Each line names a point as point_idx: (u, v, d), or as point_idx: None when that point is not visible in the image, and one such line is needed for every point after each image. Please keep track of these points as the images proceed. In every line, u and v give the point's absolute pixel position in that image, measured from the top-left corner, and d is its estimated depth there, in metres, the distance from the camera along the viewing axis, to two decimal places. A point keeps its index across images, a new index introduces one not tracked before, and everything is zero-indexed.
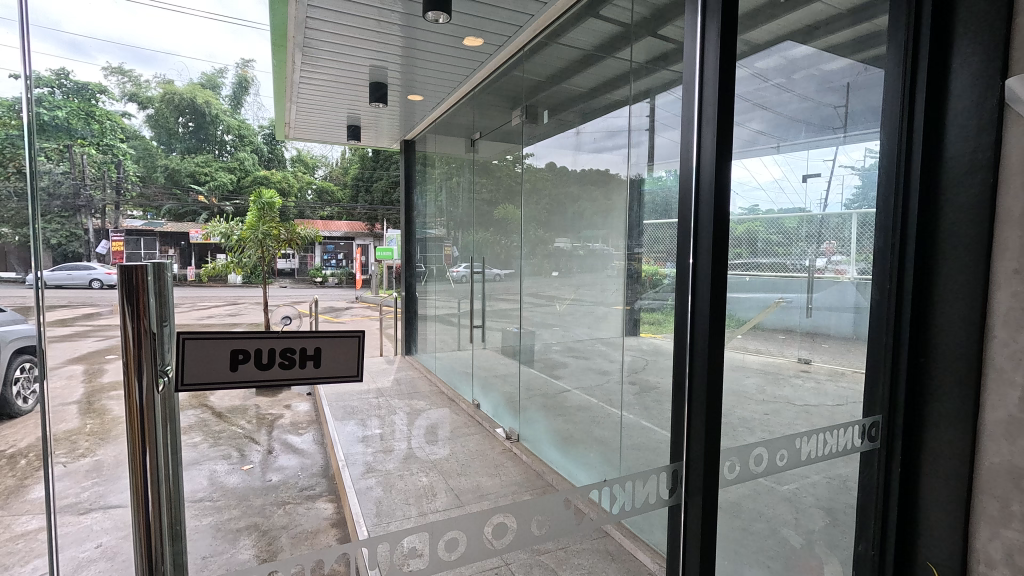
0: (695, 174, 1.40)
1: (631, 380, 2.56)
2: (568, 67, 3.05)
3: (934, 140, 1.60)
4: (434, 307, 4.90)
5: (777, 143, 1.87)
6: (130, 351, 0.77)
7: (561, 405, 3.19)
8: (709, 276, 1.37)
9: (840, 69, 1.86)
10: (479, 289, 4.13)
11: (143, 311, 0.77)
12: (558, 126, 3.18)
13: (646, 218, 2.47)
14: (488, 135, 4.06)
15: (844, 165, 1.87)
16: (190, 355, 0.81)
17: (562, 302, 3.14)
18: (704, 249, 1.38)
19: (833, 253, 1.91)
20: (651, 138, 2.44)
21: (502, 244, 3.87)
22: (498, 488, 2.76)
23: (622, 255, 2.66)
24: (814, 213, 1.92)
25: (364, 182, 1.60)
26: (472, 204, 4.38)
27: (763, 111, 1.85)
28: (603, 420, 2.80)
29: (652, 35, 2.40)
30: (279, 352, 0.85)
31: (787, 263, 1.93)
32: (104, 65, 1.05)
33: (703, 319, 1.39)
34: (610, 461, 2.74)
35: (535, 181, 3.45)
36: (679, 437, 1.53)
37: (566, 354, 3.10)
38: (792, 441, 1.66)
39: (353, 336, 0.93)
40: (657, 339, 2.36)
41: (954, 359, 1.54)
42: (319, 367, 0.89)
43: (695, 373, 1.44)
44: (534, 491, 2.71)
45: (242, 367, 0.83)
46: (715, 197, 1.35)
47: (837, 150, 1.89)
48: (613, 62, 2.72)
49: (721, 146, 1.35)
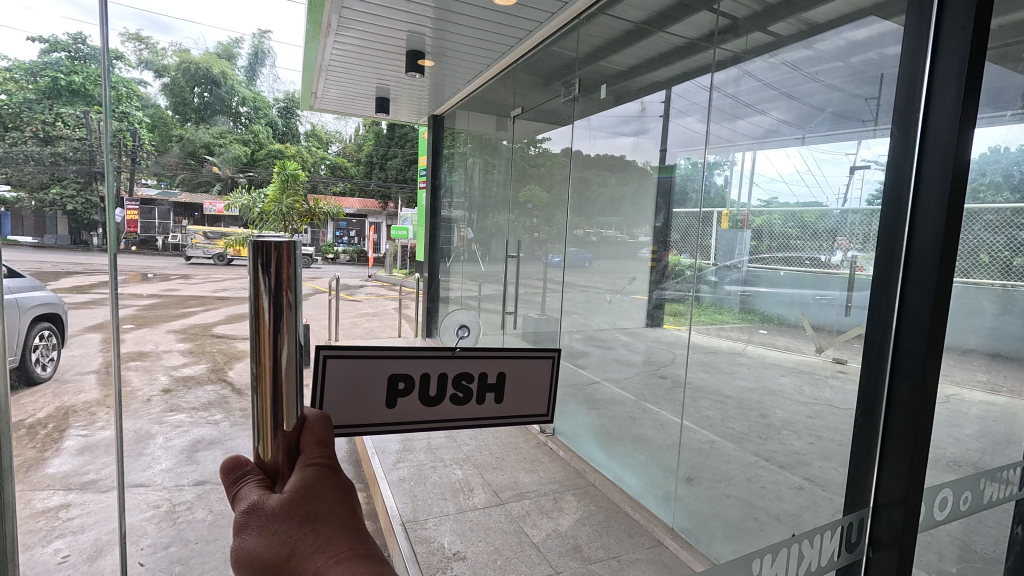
0: (920, 148, 1.20)
1: (660, 373, 2.44)
2: (613, 42, 2.75)
3: None
4: (460, 291, 4.81)
5: (802, 134, 1.83)
6: (264, 324, 0.51)
7: (593, 400, 2.90)
8: (934, 271, 1.16)
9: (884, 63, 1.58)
10: (513, 272, 3.73)
11: (288, 286, 0.52)
12: (593, 107, 2.96)
13: (674, 208, 2.35)
14: (526, 112, 3.67)
15: (866, 160, 1.63)
16: (331, 377, 0.63)
17: (610, 291, 2.82)
18: (929, 235, 1.17)
19: (849, 248, 1.70)
20: (665, 125, 2.43)
21: (523, 224, 3.69)
22: (536, 485, 2.45)
23: (650, 243, 2.52)
24: (832, 209, 1.75)
25: (373, 159, 1.82)
26: (506, 185, 3.97)
27: (788, 101, 1.87)
28: (642, 416, 2.54)
29: (707, 10, 2.16)
30: (452, 380, 0.74)
31: (805, 257, 1.85)
32: (122, 30, 0.96)
33: (923, 319, 1.19)
34: (662, 463, 2.40)
35: (582, 170, 3.07)
36: (861, 463, 1.36)
37: (588, 343, 3.00)
38: (978, 482, 1.37)
39: (545, 357, 0.82)
40: (680, 331, 2.30)
41: None
42: (501, 401, 0.80)
43: (898, 387, 1.25)
44: (575, 491, 2.45)
45: (401, 401, 0.70)
46: (954, 173, 1.13)
47: (860, 144, 1.65)
48: (663, 38, 2.44)
49: (966, 112, 1.13)
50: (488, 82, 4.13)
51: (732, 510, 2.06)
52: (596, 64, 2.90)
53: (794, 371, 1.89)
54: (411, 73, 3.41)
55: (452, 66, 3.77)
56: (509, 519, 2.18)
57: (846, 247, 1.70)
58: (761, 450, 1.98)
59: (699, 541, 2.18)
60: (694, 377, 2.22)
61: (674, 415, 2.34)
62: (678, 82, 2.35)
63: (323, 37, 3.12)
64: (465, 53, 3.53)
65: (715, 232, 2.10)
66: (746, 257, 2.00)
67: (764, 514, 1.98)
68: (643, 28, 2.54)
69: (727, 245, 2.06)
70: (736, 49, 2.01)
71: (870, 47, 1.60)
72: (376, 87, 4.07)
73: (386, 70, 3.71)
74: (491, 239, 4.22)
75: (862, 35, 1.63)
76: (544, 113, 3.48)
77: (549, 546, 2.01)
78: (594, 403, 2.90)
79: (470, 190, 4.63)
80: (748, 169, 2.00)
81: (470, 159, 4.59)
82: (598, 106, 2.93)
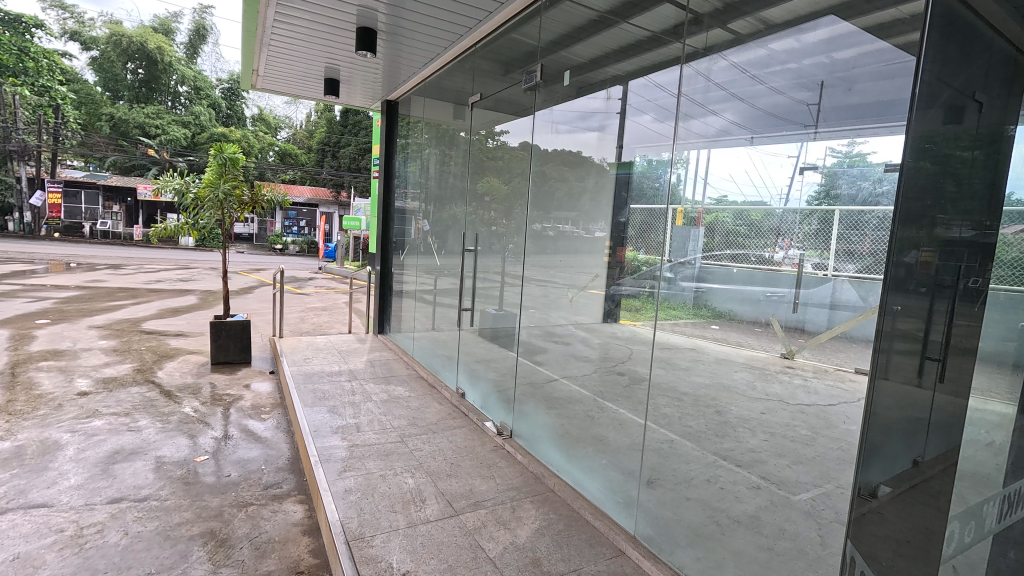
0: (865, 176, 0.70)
1: (619, 370, 2.40)
2: (573, 33, 2.73)
3: (948, 107, 1.03)
4: (415, 285, 4.71)
5: (751, 134, 1.80)
6: None
7: (549, 397, 2.85)
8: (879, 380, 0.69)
9: (817, 65, 1.60)
10: (471, 265, 3.72)
11: None
12: (548, 98, 2.97)
13: (631, 204, 2.40)
14: (484, 99, 3.59)
15: (807, 164, 1.60)
16: None
17: (572, 290, 2.78)
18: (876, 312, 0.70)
19: (792, 247, 1.66)
20: (622, 121, 2.48)
21: (480, 216, 3.63)
22: (493, 493, 2.49)
23: (607, 238, 2.56)
24: (775, 208, 1.71)
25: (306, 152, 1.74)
26: (461, 178, 3.89)
27: (737, 102, 1.85)
28: (600, 416, 2.46)
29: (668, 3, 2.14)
30: None
31: (750, 255, 1.80)
32: None
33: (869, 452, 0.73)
34: (623, 469, 2.32)
35: (545, 167, 3.02)
36: None
37: (545, 339, 2.94)
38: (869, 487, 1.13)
39: None
40: (636, 325, 2.33)
41: (904, 406, 1.08)
42: None
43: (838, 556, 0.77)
44: (534, 499, 2.47)
45: None
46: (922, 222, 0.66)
47: (802, 147, 1.63)
48: (627, 30, 2.41)
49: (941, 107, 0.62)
50: (446, 66, 4.09)
51: (693, 512, 2.01)
52: (558, 52, 2.85)
53: (746, 367, 1.88)
54: (361, 52, 3.41)
55: (408, 47, 3.74)
56: (464, 532, 2.14)
57: (788, 246, 1.67)
58: (719, 449, 1.93)
59: (662, 550, 2.09)
60: (653, 375, 2.20)
61: (635, 414, 2.29)
62: (638, 76, 2.36)
63: (263, 6, 3.11)
64: (420, 35, 3.48)
65: (670, 230, 2.11)
66: (699, 255, 1.98)
67: (724, 517, 1.91)
68: (607, 17, 2.52)
69: (680, 243, 2.07)
70: (700, 45, 2.00)
71: (823, 49, 1.60)
72: (326, 64, 4.15)
73: (338, 47, 3.75)
74: (446, 231, 4.14)
75: (821, 35, 1.62)
76: (506, 103, 3.36)
77: (506, 561, 1.97)
78: (553, 403, 2.82)
79: (427, 181, 4.49)
80: (703, 168, 1.97)
81: (426, 150, 4.49)
82: (559, 97, 2.89)
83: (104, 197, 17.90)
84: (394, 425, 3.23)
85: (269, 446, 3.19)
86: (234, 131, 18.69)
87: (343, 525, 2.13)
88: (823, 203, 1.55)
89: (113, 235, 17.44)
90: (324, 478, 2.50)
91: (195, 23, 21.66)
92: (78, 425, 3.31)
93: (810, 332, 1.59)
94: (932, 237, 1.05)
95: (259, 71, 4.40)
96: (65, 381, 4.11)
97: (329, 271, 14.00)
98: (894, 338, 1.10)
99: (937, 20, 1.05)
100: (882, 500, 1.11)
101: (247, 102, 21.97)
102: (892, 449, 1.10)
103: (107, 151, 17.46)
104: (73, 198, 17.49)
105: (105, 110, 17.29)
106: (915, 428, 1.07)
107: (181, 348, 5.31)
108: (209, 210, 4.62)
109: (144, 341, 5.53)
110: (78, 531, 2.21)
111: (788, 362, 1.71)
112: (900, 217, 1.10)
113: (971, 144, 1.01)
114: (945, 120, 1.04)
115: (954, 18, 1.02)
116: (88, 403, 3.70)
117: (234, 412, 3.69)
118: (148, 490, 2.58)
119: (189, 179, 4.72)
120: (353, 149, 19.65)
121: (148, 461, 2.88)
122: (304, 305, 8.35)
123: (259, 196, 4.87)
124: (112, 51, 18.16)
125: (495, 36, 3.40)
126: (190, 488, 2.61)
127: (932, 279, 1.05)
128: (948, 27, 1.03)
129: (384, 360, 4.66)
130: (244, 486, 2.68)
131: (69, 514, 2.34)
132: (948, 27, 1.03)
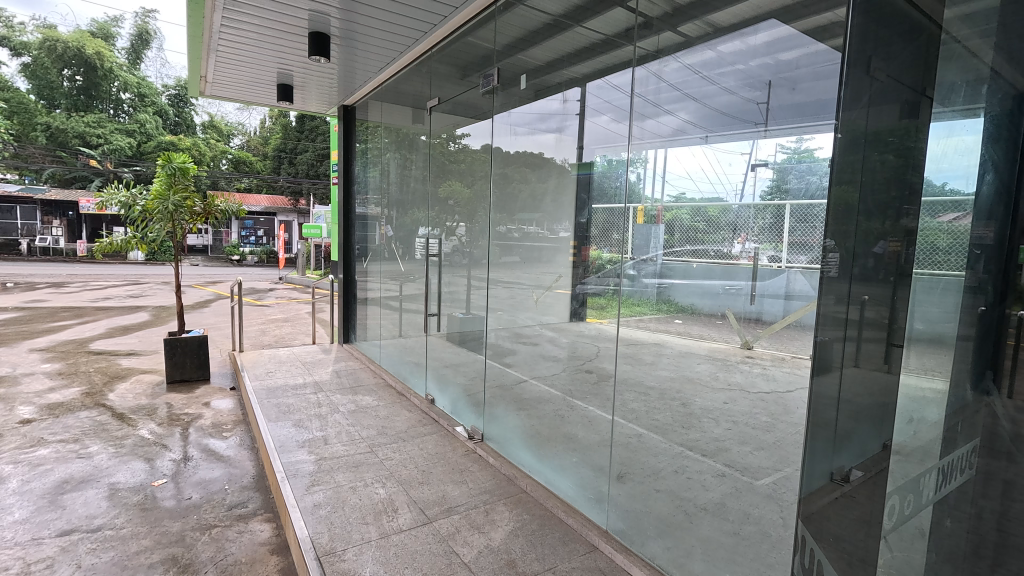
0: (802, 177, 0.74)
1: (586, 368, 2.44)
2: (525, 38, 2.74)
3: (901, 104, 1.07)
4: (380, 290, 4.66)
5: (705, 134, 1.87)
6: None
7: (520, 398, 2.84)
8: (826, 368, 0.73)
9: (761, 66, 1.69)
10: (435, 269, 3.66)
11: None
12: (505, 101, 2.96)
13: (594, 204, 2.51)
14: (442, 103, 3.56)
15: (759, 162, 1.66)
16: None
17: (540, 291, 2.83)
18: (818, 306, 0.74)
19: (750, 241, 1.70)
20: (582, 123, 2.59)
21: (442, 219, 3.59)
22: (466, 497, 2.47)
23: (571, 237, 2.64)
24: (731, 203, 1.75)
25: None
26: (423, 181, 3.85)
27: (691, 103, 1.92)
28: (570, 414, 2.48)
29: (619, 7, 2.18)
30: None
31: (710, 250, 1.87)
32: None
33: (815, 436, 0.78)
34: (591, 465, 2.34)
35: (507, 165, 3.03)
36: None
37: (515, 341, 2.95)
38: (835, 466, 1.17)
39: None
40: (602, 323, 2.42)
41: (873, 389, 1.14)
42: None
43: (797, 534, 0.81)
44: (507, 500, 2.45)
45: None
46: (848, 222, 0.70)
47: (753, 145, 1.69)
48: (580, 34, 2.45)
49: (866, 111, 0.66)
50: (403, 70, 4.04)
51: (663, 504, 2.04)
52: (512, 57, 2.86)
53: (709, 358, 2.08)
54: (314, 57, 3.34)
55: (362, 51, 3.69)
56: (438, 540, 2.11)
57: (744, 240, 1.72)
58: (686, 440, 2.13)
59: (634, 542, 2.06)
60: (618, 371, 2.28)
61: (603, 411, 2.32)
62: (594, 79, 2.45)
63: (209, 10, 3.01)
64: (375, 40, 3.45)
65: (632, 228, 2.16)
66: (661, 251, 2.06)
67: (691, 505, 2.00)
68: (561, 21, 2.53)
69: (643, 240, 2.12)
70: (652, 47, 2.03)
71: (765, 52, 1.68)
72: (278, 69, 4.05)
73: (290, 52, 3.66)
74: (409, 236, 4.08)
75: (762, 39, 1.70)
76: (464, 106, 3.36)
77: (481, 565, 1.96)
78: (523, 404, 2.82)
79: (388, 186, 4.44)
80: (661, 167, 2.02)
81: (386, 155, 4.44)
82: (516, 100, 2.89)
83: (44, 212, 16.90)
84: (363, 434, 3.18)
85: (232, 465, 3.08)
86: (183, 139, 17.91)
87: (313, 541, 2.07)
88: (775, 197, 1.60)
89: (56, 251, 16.48)
90: (292, 494, 2.43)
91: (136, 27, 20.73)
92: (21, 455, 3.11)
93: (767, 321, 1.71)
94: (898, 227, 1.09)
95: (208, 78, 4.26)
96: (4, 410, 3.85)
97: (290, 281, 13.61)
98: (864, 326, 1.15)
99: (885, 20, 1.08)
100: (854, 484, 1.15)
101: (196, 108, 21.10)
102: (862, 435, 1.14)
103: (45, 163, 16.53)
104: (8, 213, 16.44)
105: (40, 119, 16.30)
106: (882, 413, 1.13)
107: (133, 368, 5.05)
108: (159, 223, 4.43)
109: (92, 362, 5.23)
110: (24, 569, 2.07)
111: (746, 351, 1.88)
112: (868, 209, 1.11)
113: (925, 137, 1.06)
114: (901, 114, 1.07)
115: (901, 17, 1.06)
116: (32, 431, 3.48)
117: (193, 431, 3.54)
118: (102, 519, 2.45)
119: (136, 191, 4.50)
120: (312, 155, 19.16)
121: (100, 488, 2.74)
122: (264, 317, 8.08)
123: (213, 206, 4.69)
124: (46, 57, 17.14)
125: (451, 40, 3.39)
126: (148, 514, 2.49)
127: (898, 268, 1.10)
128: (896, 25, 1.07)
129: (351, 370, 4.57)
130: (207, 508, 2.58)
131: (14, 551, 2.19)
132: (895, 28, 1.07)
